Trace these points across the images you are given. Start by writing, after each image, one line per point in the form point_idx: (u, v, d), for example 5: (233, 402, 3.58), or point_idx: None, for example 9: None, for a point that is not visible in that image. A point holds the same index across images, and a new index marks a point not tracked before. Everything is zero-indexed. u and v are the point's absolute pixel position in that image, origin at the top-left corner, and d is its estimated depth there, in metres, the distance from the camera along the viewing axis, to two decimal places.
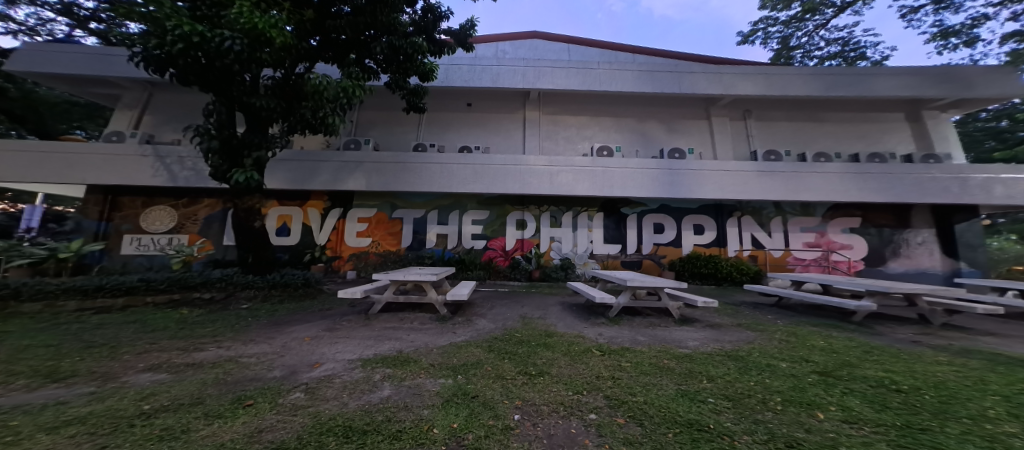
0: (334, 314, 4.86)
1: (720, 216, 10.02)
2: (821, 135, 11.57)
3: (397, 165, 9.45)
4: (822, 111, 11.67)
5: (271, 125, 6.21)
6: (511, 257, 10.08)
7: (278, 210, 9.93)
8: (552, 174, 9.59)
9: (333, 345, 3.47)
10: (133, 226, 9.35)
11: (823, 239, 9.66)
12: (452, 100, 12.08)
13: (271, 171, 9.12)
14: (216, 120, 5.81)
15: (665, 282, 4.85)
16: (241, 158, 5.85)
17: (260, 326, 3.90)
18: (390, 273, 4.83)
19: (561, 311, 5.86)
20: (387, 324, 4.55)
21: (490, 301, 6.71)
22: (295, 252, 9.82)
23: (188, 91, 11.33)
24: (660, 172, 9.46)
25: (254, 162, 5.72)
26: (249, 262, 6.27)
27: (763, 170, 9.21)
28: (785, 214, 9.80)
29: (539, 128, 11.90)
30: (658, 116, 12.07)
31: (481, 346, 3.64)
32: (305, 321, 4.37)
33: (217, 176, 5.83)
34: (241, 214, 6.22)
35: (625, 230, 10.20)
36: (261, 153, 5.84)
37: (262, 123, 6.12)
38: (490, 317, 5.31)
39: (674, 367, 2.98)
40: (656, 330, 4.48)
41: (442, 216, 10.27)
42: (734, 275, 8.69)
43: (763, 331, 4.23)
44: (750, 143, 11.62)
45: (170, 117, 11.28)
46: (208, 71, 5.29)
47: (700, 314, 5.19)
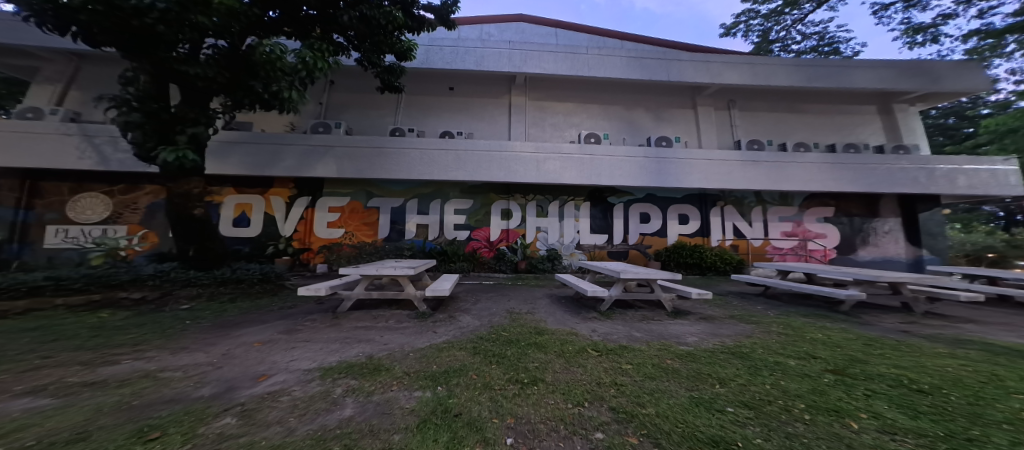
0: (296, 313, 4.28)
1: (705, 206, 10.00)
2: (801, 126, 11.79)
3: (372, 150, 8.69)
4: (801, 103, 11.89)
5: (211, 97, 5.34)
6: (495, 248, 9.67)
7: (236, 197, 8.91)
8: (540, 161, 9.18)
9: (289, 351, 2.94)
10: (59, 215, 8.07)
11: (800, 229, 9.89)
12: (432, 82, 11.26)
13: (224, 155, 8.09)
14: (141, 89, 4.87)
15: (661, 273, 4.60)
16: (173, 135, 5.01)
17: (200, 331, 3.29)
18: (362, 267, 4.29)
19: (550, 305, 5.55)
20: (358, 324, 4.04)
21: (475, 295, 6.30)
22: (256, 244, 8.88)
23: (123, 64, 9.84)
24: (648, 160, 9.28)
25: (190, 140, 4.91)
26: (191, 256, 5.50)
27: (748, 159, 9.23)
28: (765, 203, 9.93)
29: (525, 113, 11.36)
30: (646, 104, 11.85)
31: (466, 348, 3.24)
32: (261, 322, 3.77)
33: (139, 154, 4.98)
34: (177, 199, 5.32)
35: (611, 219, 10.01)
36: (198, 129, 5.03)
37: (201, 94, 5.23)
38: (474, 313, 4.91)
39: (681, 369, 2.70)
40: (652, 324, 4.25)
41: (423, 205, 9.64)
42: (719, 265, 8.72)
43: (759, 324, 4.10)
44: (734, 134, 11.68)
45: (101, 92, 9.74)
46: (125, 33, 4.32)
47: (693, 306, 5.04)
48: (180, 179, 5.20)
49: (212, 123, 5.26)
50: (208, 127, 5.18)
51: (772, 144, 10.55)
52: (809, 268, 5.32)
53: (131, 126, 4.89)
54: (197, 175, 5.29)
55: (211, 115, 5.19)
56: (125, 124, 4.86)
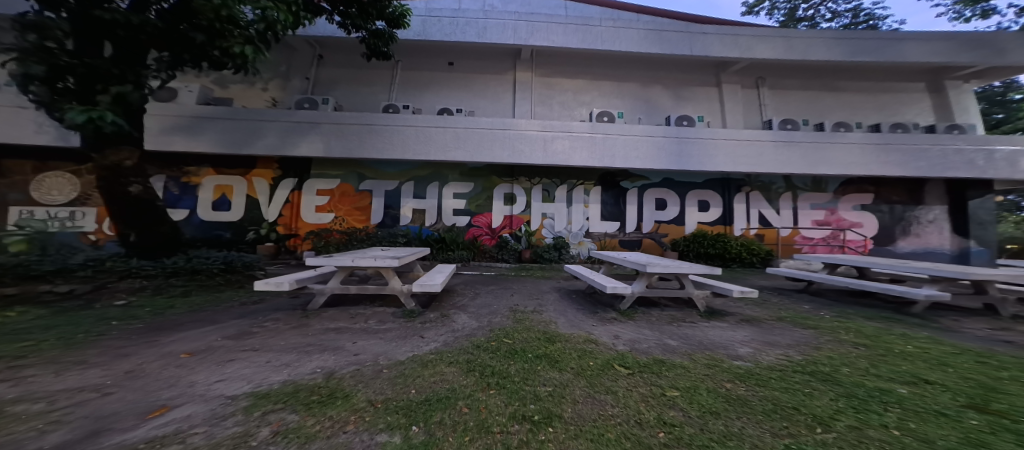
0: (259, 311, 3.59)
1: (728, 192, 9.07)
2: (838, 106, 10.68)
3: (361, 127, 7.87)
4: (838, 82, 10.73)
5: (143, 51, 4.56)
6: (497, 236, 8.92)
7: (215, 178, 8.13)
8: (547, 140, 8.30)
9: (221, 368, 2.23)
10: (22, 195, 7.45)
11: (834, 217, 8.99)
12: (430, 56, 10.22)
13: (195, 130, 7.28)
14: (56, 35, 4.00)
15: (697, 268, 3.81)
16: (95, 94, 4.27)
17: (124, 336, 2.62)
18: (336, 257, 3.55)
19: (560, 301, 4.84)
20: (330, 326, 3.35)
21: (473, 289, 5.59)
22: (237, 229, 8.18)
23: None
24: (668, 140, 8.36)
25: (113, 99, 4.15)
26: (131, 242, 5.15)
27: (781, 140, 8.27)
28: (796, 189, 8.99)
29: (530, 90, 10.32)
30: (665, 81, 10.76)
31: (456, 363, 2.53)
32: (209, 324, 3.10)
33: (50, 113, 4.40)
34: (107, 173, 4.84)
35: (624, 206, 9.17)
36: (124, 87, 4.24)
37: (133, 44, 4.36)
38: (472, 311, 4.22)
39: (755, 403, 1.92)
40: (684, 328, 3.52)
41: (419, 189, 8.85)
42: (744, 256, 7.88)
43: (819, 329, 3.35)
44: (762, 114, 10.58)
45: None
46: None
47: (728, 305, 4.29)
48: (106, 149, 4.77)
49: (141, 82, 4.59)
50: (137, 87, 4.51)
51: (808, 123, 9.47)
52: (866, 261, 4.52)
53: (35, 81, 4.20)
54: (126, 144, 4.87)
55: (140, 74, 4.54)
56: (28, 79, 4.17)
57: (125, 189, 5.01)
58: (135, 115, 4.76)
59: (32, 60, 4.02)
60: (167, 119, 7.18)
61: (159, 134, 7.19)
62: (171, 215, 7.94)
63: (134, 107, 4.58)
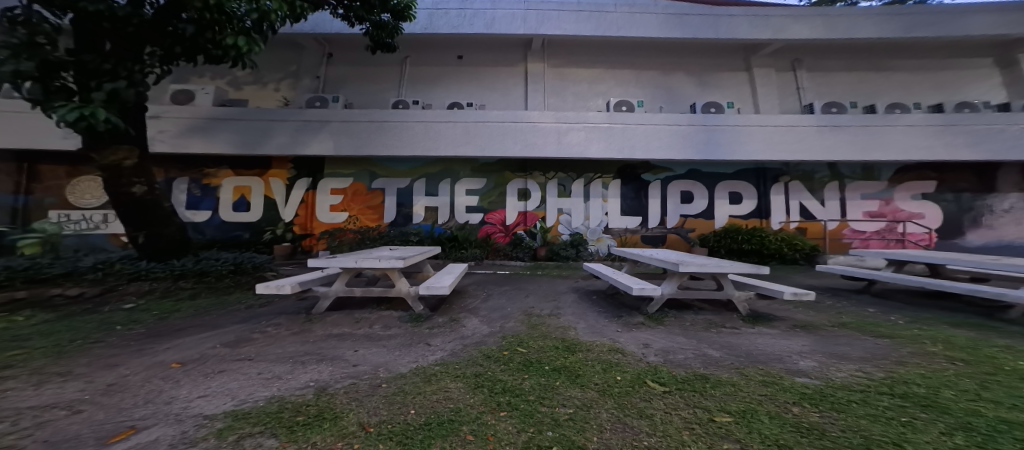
0: (263, 315, 3.47)
1: (762, 182, 8.29)
2: (889, 86, 9.53)
3: (371, 124, 7.77)
4: (890, 59, 9.57)
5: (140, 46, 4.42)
6: (511, 233, 8.60)
7: (234, 180, 8.29)
8: (561, 132, 7.87)
9: (206, 382, 2.05)
10: (59, 199, 7.92)
11: (888, 208, 8.03)
12: (439, 51, 9.98)
13: (213, 131, 7.43)
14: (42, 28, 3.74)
15: (738, 267, 3.33)
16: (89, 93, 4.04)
17: (118, 344, 2.51)
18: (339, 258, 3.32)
19: (579, 304, 4.46)
20: (332, 332, 3.15)
21: (485, 289, 5.33)
22: (255, 230, 8.31)
23: None
24: (694, 128, 7.71)
25: (107, 96, 3.95)
26: (141, 244, 5.00)
27: (825, 123, 7.43)
28: (842, 178, 8.09)
29: (543, 81, 9.83)
30: (688, 67, 9.96)
31: (461, 378, 2.24)
32: (209, 330, 2.97)
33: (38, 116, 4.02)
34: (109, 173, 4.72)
35: (646, 200, 8.59)
36: (117, 84, 4.05)
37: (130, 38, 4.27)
38: (483, 314, 3.93)
39: (836, 434, 1.44)
40: (723, 336, 3.07)
41: (430, 186, 8.67)
42: (785, 252, 7.11)
43: (892, 338, 2.80)
44: (801, 98, 9.59)
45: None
46: None
47: (770, 308, 3.79)
48: (104, 148, 4.62)
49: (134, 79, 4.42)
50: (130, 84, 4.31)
51: (856, 105, 8.47)
52: (939, 257, 3.89)
53: (18, 78, 3.54)
54: (125, 142, 4.71)
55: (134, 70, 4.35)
56: (12, 76, 3.47)
57: (129, 189, 4.81)
58: (130, 112, 4.70)
59: (24, 55, 3.59)
60: (185, 121, 7.36)
61: (178, 137, 7.37)
62: (193, 216, 8.17)
63: (128, 105, 4.33)
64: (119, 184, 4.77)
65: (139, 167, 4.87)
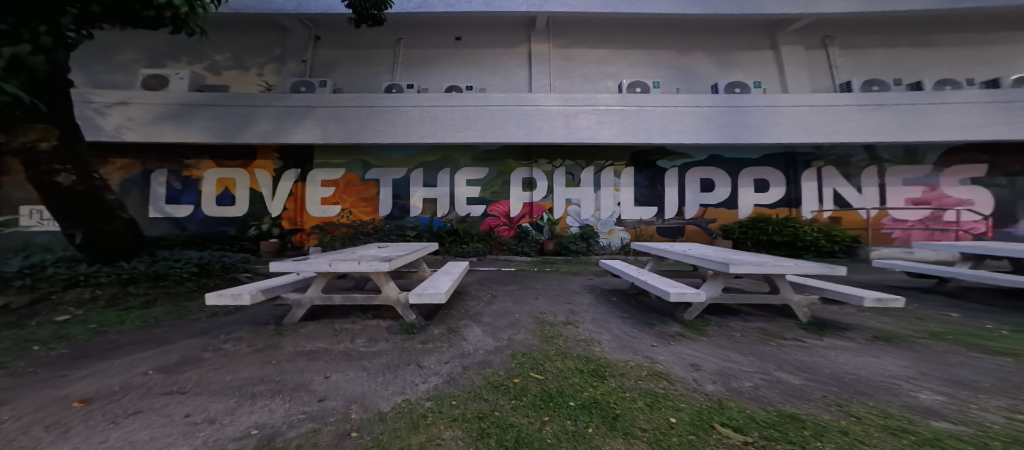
0: (226, 326, 2.91)
1: (791, 168, 7.56)
2: (931, 63, 8.63)
3: (362, 109, 7.11)
4: (931, 34, 8.65)
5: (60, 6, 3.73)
6: (516, 226, 7.99)
7: (216, 171, 7.70)
8: (570, 116, 7.15)
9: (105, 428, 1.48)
10: (27, 194, 7.43)
11: (932, 194, 7.30)
12: (435, 31, 9.19)
13: (187, 120, 6.82)
14: None
15: (806, 267, 2.60)
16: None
17: (20, 371, 1.95)
18: (306, 261, 2.65)
19: (599, 308, 3.86)
20: (306, 350, 2.58)
21: (489, 290, 4.76)
22: (241, 224, 7.75)
23: None
24: (718, 110, 6.95)
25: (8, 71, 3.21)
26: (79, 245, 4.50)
27: (866, 103, 6.65)
28: (881, 162, 7.34)
29: (548, 63, 8.99)
30: (706, 46, 9.04)
31: (461, 422, 1.64)
32: (151, 350, 2.41)
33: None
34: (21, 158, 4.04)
35: (662, 188, 7.90)
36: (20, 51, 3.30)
37: None
38: (490, 325, 3.35)
39: None
40: (790, 354, 2.46)
41: (429, 176, 8.04)
42: (822, 243, 6.40)
43: (1013, 357, 2.20)
44: (834, 77, 8.67)
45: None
46: None
47: (829, 315, 3.19)
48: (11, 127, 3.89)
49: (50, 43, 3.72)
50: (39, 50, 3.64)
51: (898, 83, 7.58)
52: (1011, 249, 3.33)
53: None
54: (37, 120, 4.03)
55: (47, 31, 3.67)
56: None
57: (51, 178, 4.17)
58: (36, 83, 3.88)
59: None
60: (156, 108, 6.75)
61: (150, 124, 6.75)
62: (175, 210, 7.61)
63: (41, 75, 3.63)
64: (36, 170, 4.09)
65: (56, 149, 4.16)
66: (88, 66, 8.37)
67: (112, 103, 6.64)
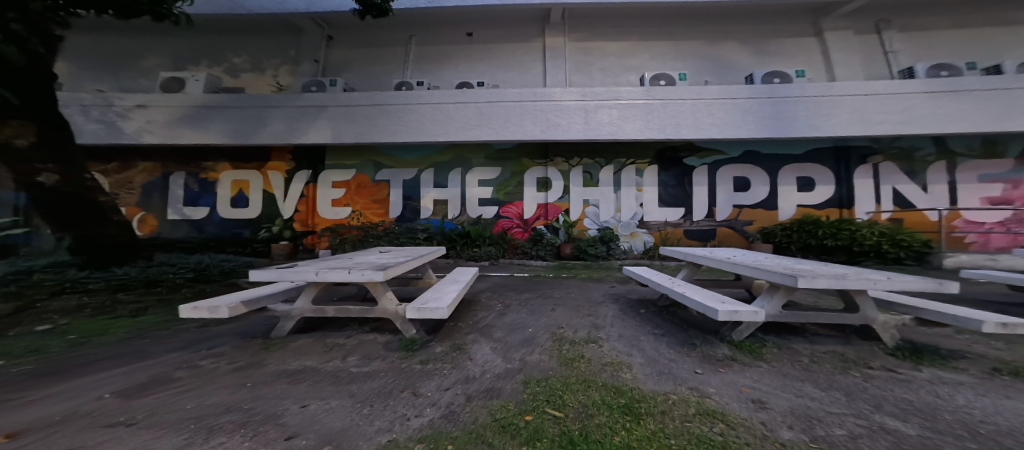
0: (212, 338, 2.66)
1: (843, 164, 6.73)
2: (1017, 40, 7.43)
3: (373, 108, 6.93)
4: (1016, 8, 7.47)
5: None
6: (530, 228, 7.56)
7: (232, 174, 7.76)
8: (589, 111, 6.68)
9: None
10: None
11: (1019, 192, 6.27)
12: (448, 29, 8.96)
13: (202, 122, 6.88)
14: None
15: (905, 282, 2.01)
16: None
17: None
18: (290, 268, 2.32)
19: (626, 323, 3.38)
20: (291, 369, 2.26)
21: (502, 298, 4.36)
22: (255, 226, 7.75)
23: (106, 31, 8.81)
24: (757, 101, 6.27)
25: None
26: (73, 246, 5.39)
27: (941, 87, 5.77)
28: (953, 156, 6.38)
29: (564, 57, 8.54)
30: (739, 34, 8.31)
31: None
32: (122, 367, 2.17)
33: None
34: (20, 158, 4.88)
35: (690, 187, 7.25)
36: None
37: None
38: (502, 343, 2.94)
39: None
40: (887, 394, 1.89)
41: (440, 176, 7.77)
42: (886, 249, 5.56)
43: None
44: (892, 63, 7.70)
45: (88, 65, 8.73)
46: None
47: (917, 341, 2.59)
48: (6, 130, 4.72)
49: None
50: None
51: (975, 65, 6.56)
52: None
53: None
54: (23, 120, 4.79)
55: None
56: None
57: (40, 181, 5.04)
58: None
59: None
60: (174, 111, 6.85)
61: (166, 127, 6.85)
62: (193, 213, 7.72)
63: None
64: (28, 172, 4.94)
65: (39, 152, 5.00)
66: (120, 77, 8.76)
67: (132, 106, 6.81)
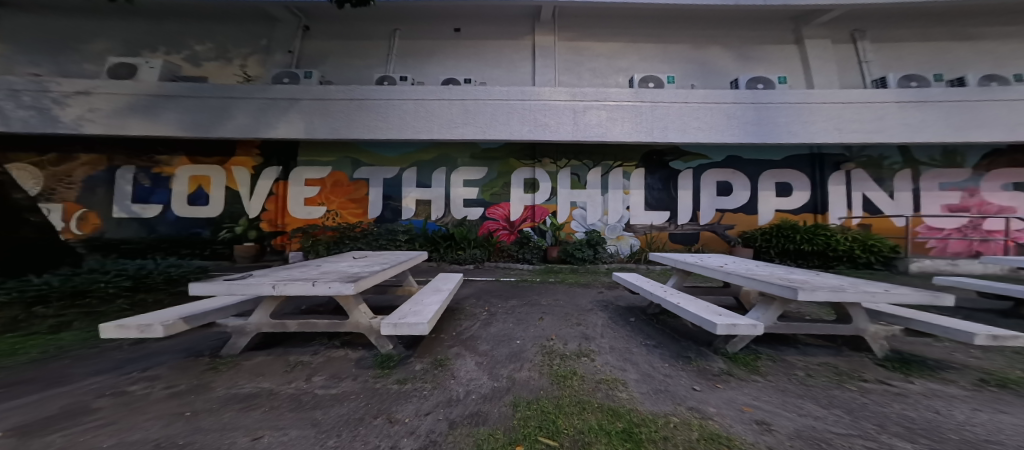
0: (150, 357, 2.27)
1: (818, 170, 7.00)
2: (974, 55, 7.98)
3: (352, 102, 6.51)
4: (974, 25, 8.00)
5: None
6: (517, 230, 7.37)
7: (190, 169, 7.08)
8: (578, 111, 6.58)
9: None
10: None
11: (973, 200, 6.74)
12: (434, 22, 8.61)
13: (156, 111, 6.20)
14: None
15: (900, 294, 1.98)
16: None
17: None
18: (241, 280, 2.00)
19: (617, 333, 3.25)
20: (244, 394, 1.94)
21: (487, 306, 4.14)
22: (216, 226, 7.10)
23: (41, 8, 7.79)
24: (742, 107, 6.39)
25: None
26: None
27: (909, 99, 6.10)
28: (917, 165, 6.79)
29: (554, 56, 8.41)
30: (724, 40, 8.51)
31: None
32: (23, 397, 1.76)
33: None
34: None
35: (675, 191, 7.32)
36: None
37: None
38: (489, 358, 2.72)
39: None
40: (888, 409, 1.84)
41: (423, 175, 7.43)
42: (858, 254, 5.79)
43: None
44: (865, 73, 8.09)
45: (20, 45, 7.69)
46: None
47: (900, 351, 2.62)
48: None
49: None
50: None
51: (939, 78, 6.97)
52: None
53: None
54: None
55: None
56: None
57: None
58: None
59: None
60: (121, 99, 6.13)
61: (113, 115, 6.11)
62: (144, 211, 6.97)
63: None
64: None
65: None
66: (59, 57, 7.78)
67: (71, 92, 6.02)
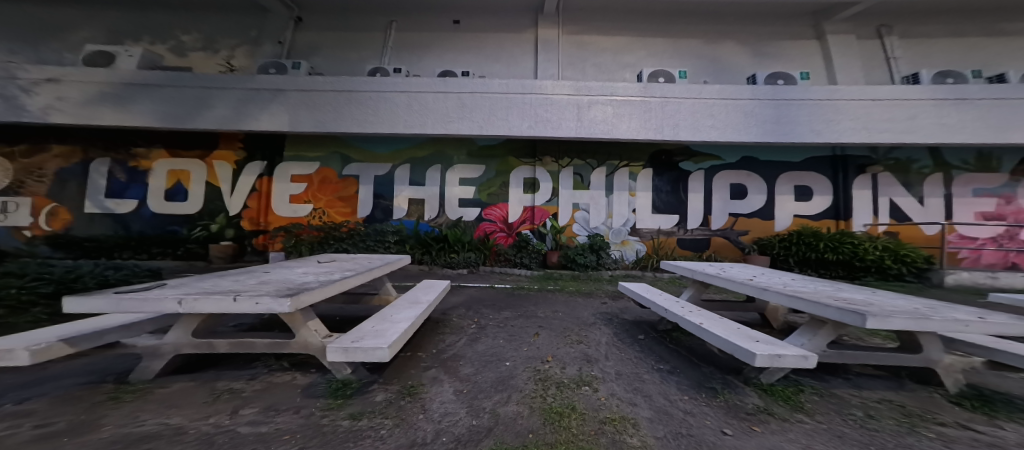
0: (41, 382, 1.83)
1: (840, 174, 6.51)
2: (1008, 52, 7.47)
3: (340, 93, 6.10)
4: (1007, 20, 7.53)
5: None
6: (515, 233, 6.93)
7: (168, 163, 6.69)
8: (583, 106, 6.13)
9: None
10: None
11: (1010, 207, 6.23)
12: (432, 14, 8.23)
13: (129, 101, 5.83)
14: None
15: (1002, 325, 1.49)
16: None
17: None
18: (140, 293, 1.53)
19: (623, 354, 2.76)
20: (133, 431, 1.48)
21: (476, 317, 3.67)
22: (193, 223, 6.69)
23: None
24: (760, 104, 5.92)
25: None
26: None
27: (944, 96, 5.61)
28: (948, 168, 6.28)
29: (557, 50, 7.99)
30: (739, 35, 8.07)
31: None
32: None
33: None
34: None
35: (685, 194, 6.84)
36: None
37: None
38: (473, 385, 2.24)
39: None
40: None
41: (417, 174, 7.01)
42: (890, 264, 5.28)
43: None
44: (893, 70, 7.61)
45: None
46: None
47: (971, 384, 2.14)
48: None
49: None
50: None
51: (977, 76, 6.46)
52: None
53: None
54: None
55: None
56: None
57: None
58: None
59: None
60: (93, 87, 5.76)
61: (84, 105, 5.75)
62: (117, 207, 6.58)
63: None
64: None
65: None
66: (39, 47, 7.47)
67: (40, 80, 5.66)
